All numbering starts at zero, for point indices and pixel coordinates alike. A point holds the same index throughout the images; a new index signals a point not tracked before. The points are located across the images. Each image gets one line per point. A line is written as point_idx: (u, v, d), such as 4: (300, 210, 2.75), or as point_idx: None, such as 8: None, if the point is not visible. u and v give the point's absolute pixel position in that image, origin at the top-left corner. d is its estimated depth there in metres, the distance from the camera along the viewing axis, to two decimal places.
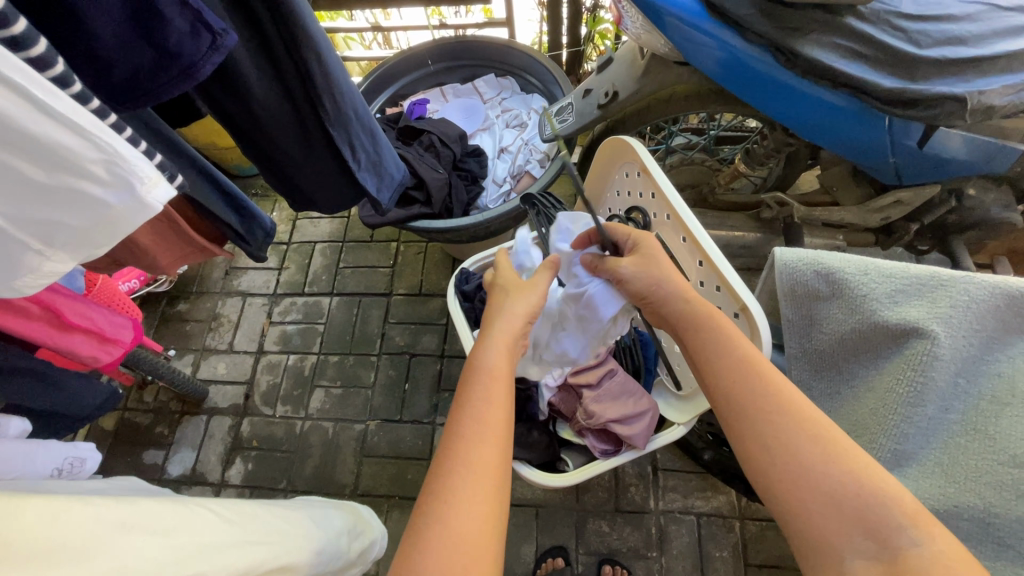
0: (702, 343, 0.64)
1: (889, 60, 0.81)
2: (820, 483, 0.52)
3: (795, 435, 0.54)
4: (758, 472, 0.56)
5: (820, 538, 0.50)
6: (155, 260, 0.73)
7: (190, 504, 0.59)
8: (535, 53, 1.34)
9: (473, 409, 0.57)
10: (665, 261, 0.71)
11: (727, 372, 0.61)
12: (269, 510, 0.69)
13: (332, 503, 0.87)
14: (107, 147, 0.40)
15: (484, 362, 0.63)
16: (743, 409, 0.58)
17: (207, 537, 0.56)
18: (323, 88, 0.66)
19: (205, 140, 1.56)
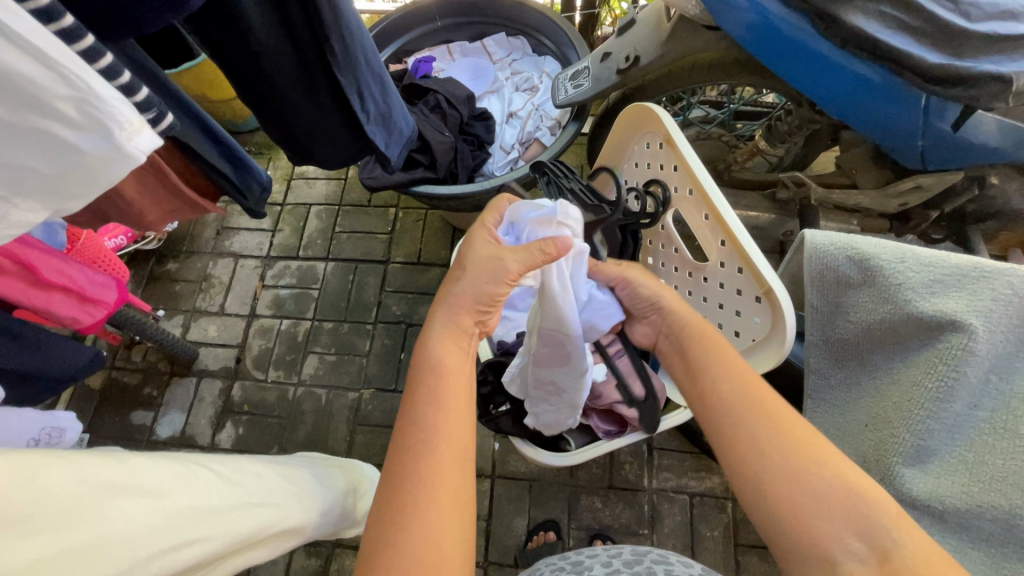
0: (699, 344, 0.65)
1: (936, 33, 0.76)
2: (803, 478, 0.51)
3: (773, 428, 0.54)
4: (749, 474, 0.54)
5: (810, 533, 0.49)
6: (142, 214, 0.67)
7: (186, 464, 0.55)
8: (550, 12, 1.27)
9: (428, 406, 0.54)
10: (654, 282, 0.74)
11: (724, 394, 0.59)
12: (268, 469, 0.67)
13: (336, 460, 0.85)
14: (80, 83, 0.34)
15: (435, 359, 0.58)
16: (731, 407, 0.58)
17: (203, 500, 0.53)
18: (332, 30, 0.60)
19: (197, 91, 1.47)
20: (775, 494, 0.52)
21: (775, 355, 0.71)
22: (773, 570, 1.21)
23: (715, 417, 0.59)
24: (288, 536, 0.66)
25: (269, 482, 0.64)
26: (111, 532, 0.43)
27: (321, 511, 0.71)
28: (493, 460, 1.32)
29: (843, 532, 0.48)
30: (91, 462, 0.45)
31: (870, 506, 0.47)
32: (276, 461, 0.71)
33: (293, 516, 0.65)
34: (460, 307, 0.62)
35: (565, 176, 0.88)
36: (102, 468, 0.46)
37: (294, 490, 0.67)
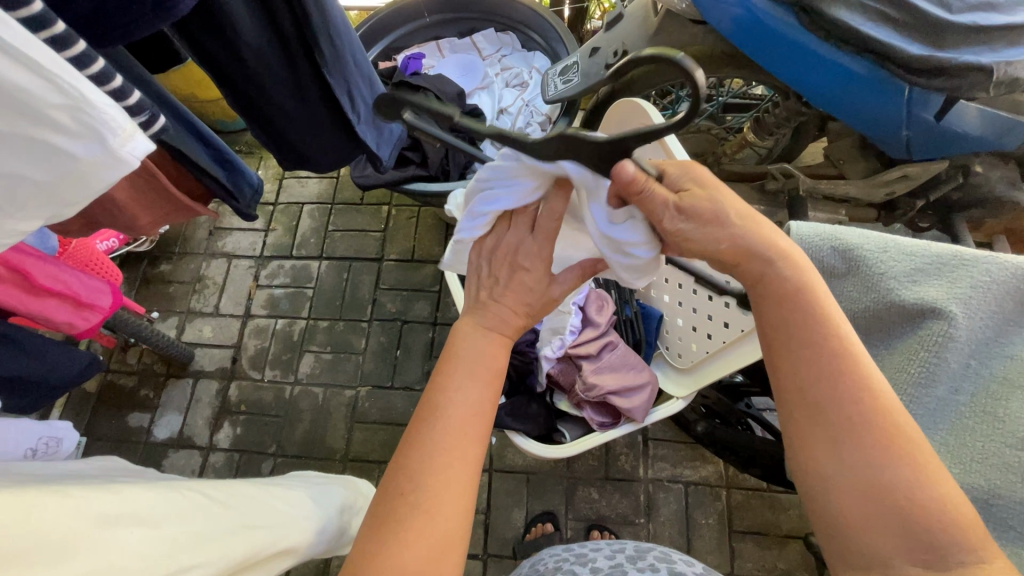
0: (794, 301, 0.52)
1: (917, 25, 0.78)
2: (875, 477, 0.47)
3: (855, 413, 0.48)
4: (818, 453, 0.49)
5: (847, 528, 0.47)
6: (133, 219, 0.67)
7: (183, 492, 0.57)
8: (539, 8, 1.27)
9: (458, 402, 0.54)
10: (732, 200, 0.54)
11: (805, 360, 0.51)
12: (264, 491, 0.67)
13: (335, 478, 0.84)
14: (71, 90, 0.34)
15: (486, 355, 0.58)
16: (806, 381, 0.51)
17: (200, 526, 0.54)
18: (320, 31, 0.61)
19: (186, 91, 1.47)
20: (831, 489, 0.48)
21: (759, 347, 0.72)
22: (767, 555, 1.23)
23: (793, 383, 0.51)
24: (285, 557, 0.65)
25: (264, 503, 0.64)
26: (103, 562, 0.45)
27: (319, 531, 0.69)
28: (491, 454, 1.33)
29: (892, 546, 0.45)
30: (85, 496, 0.47)
31: (951, 525, 0.44)
32: (273, 484, 0.72)
33: (291, 537, 0.64)
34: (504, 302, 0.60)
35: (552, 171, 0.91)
36: (89, 501, 0.47)
37: (291, 511, 0.67)
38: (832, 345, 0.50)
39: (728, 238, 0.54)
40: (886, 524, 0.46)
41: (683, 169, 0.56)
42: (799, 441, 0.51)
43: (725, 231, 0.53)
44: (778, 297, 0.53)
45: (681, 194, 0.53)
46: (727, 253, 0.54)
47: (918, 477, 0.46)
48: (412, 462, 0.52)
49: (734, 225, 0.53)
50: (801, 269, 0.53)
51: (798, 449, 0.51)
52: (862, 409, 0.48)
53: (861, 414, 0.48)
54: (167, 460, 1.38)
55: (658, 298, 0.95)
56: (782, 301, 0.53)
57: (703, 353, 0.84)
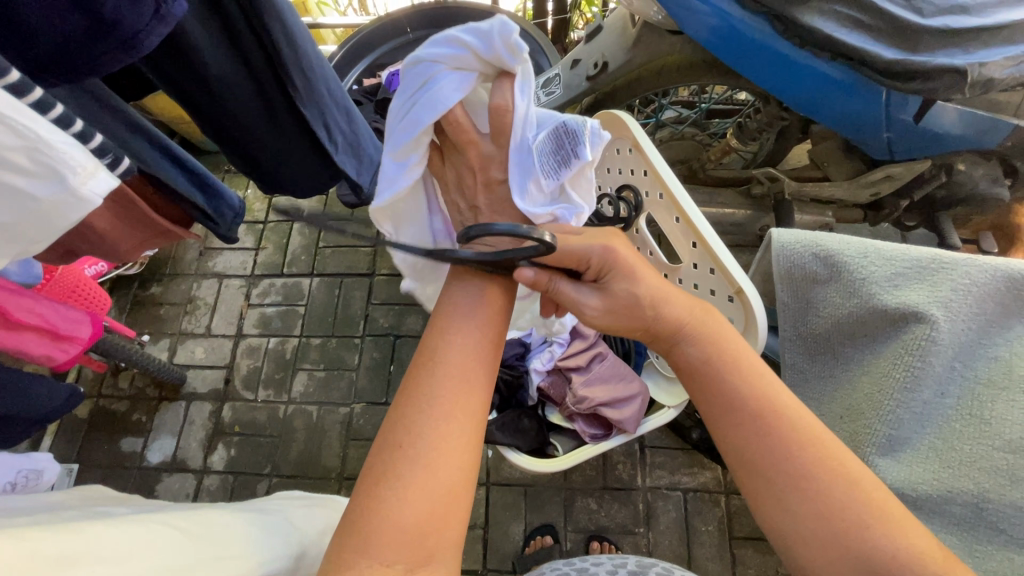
0: (709, 375, 0.56)
1: (890, 30, 0.78)
2: (827, 523, 0.47)
3: (787, 464, 0.50)
4: (771, 497, 0.50)
5: (811, 566, 0.48)
6: (116, 246, 0.65)
7: (149, 529, 0.55)
8: (520, 21, 1.28)
9: (459, 348, 0.54)
10: (646, 288, 0.59)
11: (730, 424, 0.54)
12: (240, 516, 0.65)
13: (315, 501, 0.83)
14: (27, 131, 0.34)
15: (482, 303, 0.58)
16: (738, 446, 0.53)
17: (161, 560, 0.51)
18: (292, 65, 0.61)
19: (171, 113, 1.47)
20: (791, 532, 0.49)
21: None
22: (769, 561, 1.22)
23: (728, 448, 0.54)
24: None
25: (236, 533, 0.62)
26: None
27: (301, 556, 0.66)
28: (488, 468, 1.32)
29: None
30: (39, 538, 0.46)
31: (913, 559, 0.44)
32: (247, 512, 0.69)
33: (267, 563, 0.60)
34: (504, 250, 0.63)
35: None
36: (45, 543, 0.46)
37: (271, 529, 0.66)
38: (753, 410, 0.53)
39: (640, 324, 0.60)
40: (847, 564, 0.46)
41: (608, 255, 0.59)
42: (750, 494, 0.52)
43: (637, 322, 0.60)
44: (693, 371, 0.57)
45: (605, 291, 0.60)
46: (644, 334, 0.61)
47: (868, 518, 0.46)
48: (412, 409, 0.50)
49: (642, 314, 0.59)
50: (711, 342, 0.57)
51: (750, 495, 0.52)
52: (795, 462, 0.50)
53: (795, 465, 0.50)
54: (161, 485, 1.37)
55: None
56: (702, 372, 0.56)
57: None
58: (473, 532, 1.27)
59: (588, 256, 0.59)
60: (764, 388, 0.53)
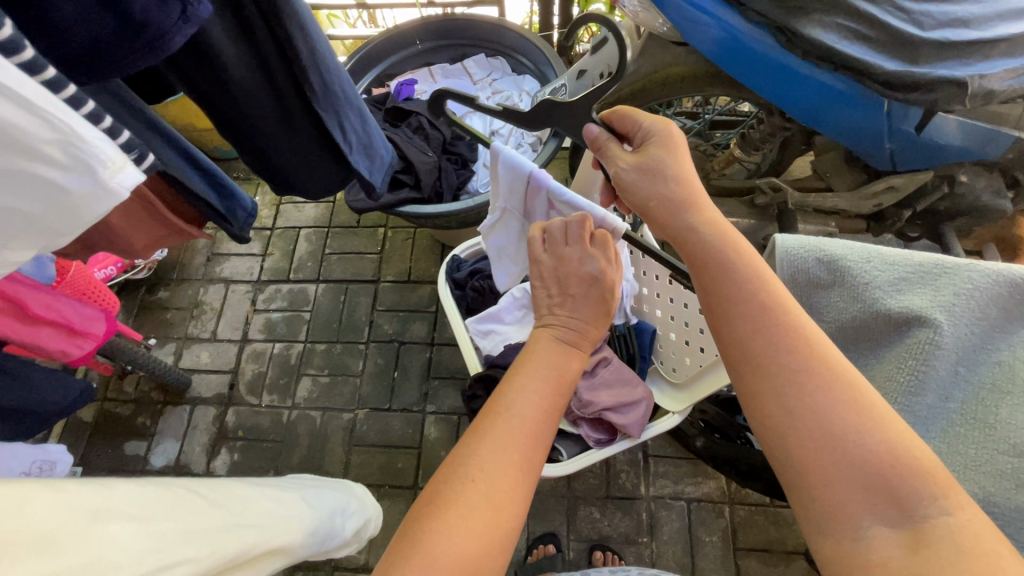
0: (720, 263, 0.55)
1: (891, 42, 0.80)
2: (823, 427, 0.46)
3: (787, 358, 0.49)
4: (769, 389, 0.49)
5: (805, 473, 0.46)
6: (129, 244, 0.68)
7: (174, 491, 0.55)
8: (527, 33, 1.31)
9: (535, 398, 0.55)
10: (677, 163, 0.63)
11: (746, 305, 0.52)
12: (257, 495, 0.66)
13: (327, 481, 0.84)
14: (63, 126, 0.35)
15: (559, 364, 0.60)
16: (744, 340, 0.51)
17: (189, 524, 0.52)
18: (309, 67, 0.63)
19: (183, 121, 1.50)
20: (788, 437, 0.47)
21: None
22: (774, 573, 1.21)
23: (730, 329, 0.52)
24: (275, 556, 0.63)
25: (254, 507, 0.63)
26: (102, 555, 0.42)
27: (309, 531, 0.69)
28: None
29: (858, 502, 0.43)
30: (77, 492, 0.45)
31: (912, 472, 0.42)
32: (265, 487, 0.70)
33: (280, 536, 0.63)
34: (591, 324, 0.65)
35: None
36: (83, 497, 0.45)
37: (284, 513, 0.67)
38: (769, 302, 0.51)
39: (660, 195, 0.62)
40: (842, 477, 0.44)
41: (657, 125, 0.66)
42: (744, 390, 0.51)
43: (656, 189, 0.63)
44: (701, 260, 0.57)
45: (642, 153, 0.65)
46: (655, 209, 0.63)
47: (870, 425, 0.44)
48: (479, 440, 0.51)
49: (667, 184, 0.62)
50: (729, 238, 0.56)
51: (749, 396, 0.51)
52: (793, 357, 0.48)
53: (799, 353, 0.48)
54: None
55: (650, 313, 0.96)
56: (711, 264, 0.56)
57: (698, 368, 0.86)
58: None
59: (641, 120, 0.67)
60: (774, 283, 0.52)
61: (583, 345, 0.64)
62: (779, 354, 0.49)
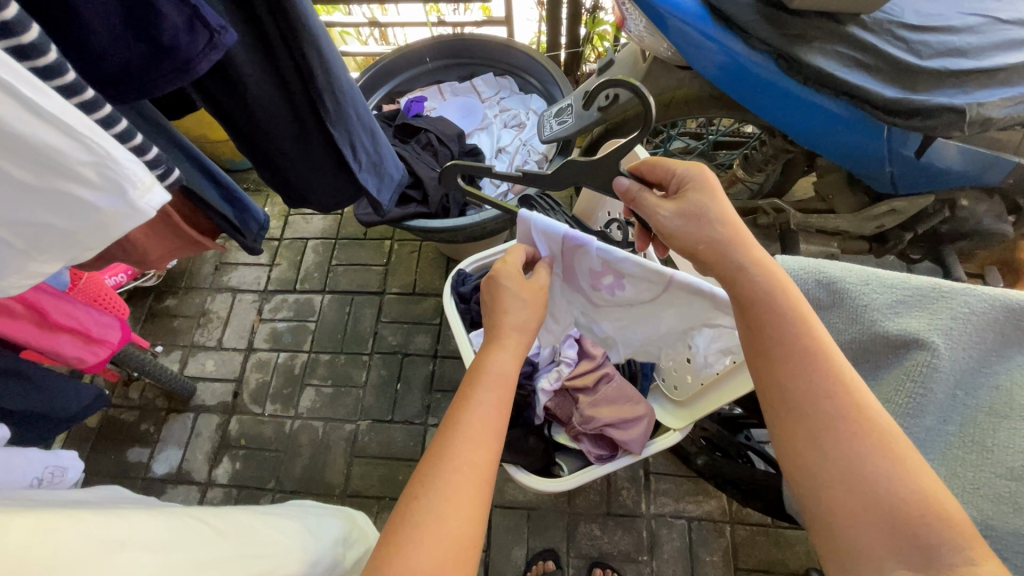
0: (762, 305, 0.55)
1: (890, 69, 0.82)
2: (853, 471, 0.47)
3: (825, 402, 0.50)
4: (805, 433, 0.50)
5: (829, 513, 0.47)
6: (145, 254, 0.69)
7: (184, 518, 0.57)
8: (535, 53, 1.34)
9: (478, 408, 0.55)
10: (720, 207, 0.60)
11: (783, 351, 0.53)
12: (255, 524, 0.63)
13: (328, 509, 0.79)
14: (99, 149, 0.37)
15: (493, 366, 0.59)
16: (781, 380, 0.52)
17: (199, 553, 0.53)
18: (324, 88, 0.65)
19: (197, 132, 1.53)
20: (818, 481, 0.48)
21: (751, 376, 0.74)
22: None
23: (769, 373, 0.53)
24: None
25: (251, 535, 0.60)
26: None
27: (315, 563, 0.64)
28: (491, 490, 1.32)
29: (882, 546, 0.44)
30: (97, 520, 0.49)
31: (937, 519, 0.43)
32: (273, 514, 0.69)
33: (285, 567, 0.59)
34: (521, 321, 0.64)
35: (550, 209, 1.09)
36: (100, 526, 0.49)
37: (281, 542, 0.62)
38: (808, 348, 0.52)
39: (708, 238, 0.59)
40: (870, 518, 0.45)
41: (691, 171, 0.63)
42: (777, 428, 0.52)
43: (702, 232, 0.60)
44: (747, 299, 0.56)
45: (680, 199, 0.62)
46: (705, 251, 0.60)
47: (901, 476, 0.45)
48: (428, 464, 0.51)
49: (715, 228, 0.59)
50: (776, 278, 0.56)
51: (783, 439, 0.52)
52: (832, 401, 0.49)
53: (834, 399, 0.49)
54: (164, 496, 1.37)
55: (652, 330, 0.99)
56: (754, 303, 0.56)
57: (698, 386, 0.86)
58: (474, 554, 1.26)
59: (673, 167, 0.65)
60: (817, 328, 0.53)
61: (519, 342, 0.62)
62: (815, 398, 0.50)
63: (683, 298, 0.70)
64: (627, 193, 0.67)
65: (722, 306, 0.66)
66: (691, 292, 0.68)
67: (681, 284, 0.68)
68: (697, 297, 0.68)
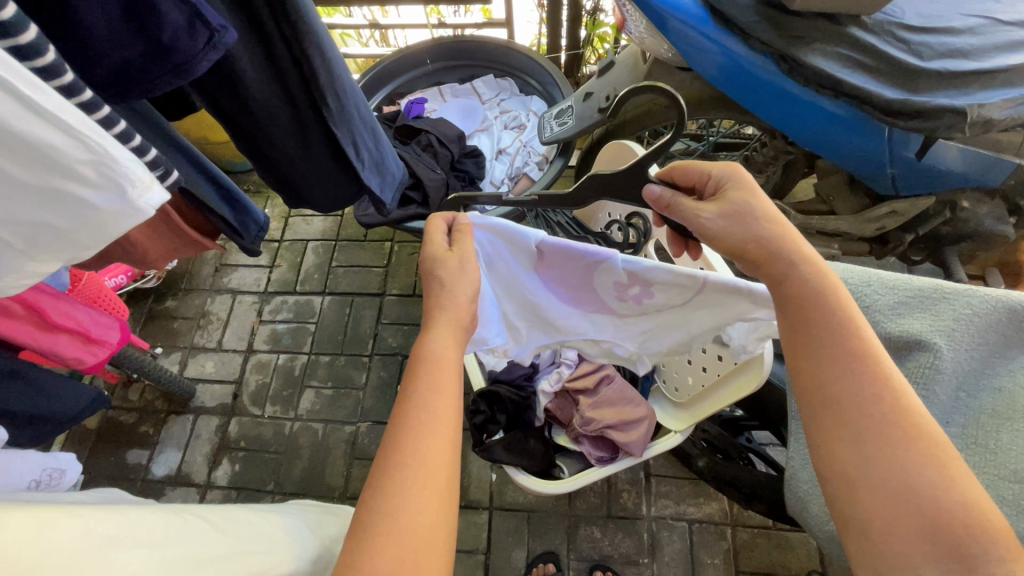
0: (810, 304, 0.53)
1: (890, 70, 0.82)
2: (897, 475, 0.45)
3: (871, 405, 0.48)
4: (847, 435, 0.48)
5: (867, 519, 0.46)
6: (145, 253, 0.69)
7: (180, 516, 0.57)
8: (535, 55, 1.34)
9: (420, 398, 0.53)
10: (762, 204, 0.58)
11: (829, 351, 0.51)
12: (253, 521, 0.62)
13: (327, 507, 0.78)
14: (97, 147, 0.37)
15: (430, 352, 0.57)
16: (826, 381, 0.51)
17: (197, 548, 0.53)
18: (326, 87, 0.65)
19: (198, 134, 1.53)
20: (857, 485, 0.47)
21: (756, 377, 0.73)
22: None
23: (812, 374, 0.52)
24: None
25: (248, 530, 0.59)
26: None
27: (316, 559, 0.62)
28: (491, 492, 1.31)
29: (919, 553, 0.43)
30: (94, 518, 0.49)
31: (983, 530, 0.42)
32: (268, 512, 0.68)
33: (285, 561, 0.58)
34: (453, 296, 0.60)
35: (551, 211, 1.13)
36: (96, 524, 0.49)
37: (280, 536, 0.62)
38: (855, 349, 0.50)
39: (756, 237, 0.57)
40: (909, 525, 0.44)
41: (728, 171, 0.61)
42: (814, 428, 0.51)
43: (750, 231, 0.57)
44: (795, 298, 0.54)
45: (721, 198, 0.60)
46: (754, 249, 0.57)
47: (947, 484, 0.44)
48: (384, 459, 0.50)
49: (762, 226, 0.57)
50: (830, 280, 0.54)
51: (821, 441, 0.50)
52: (879, 405, 0.48)
53: (882, 403, 0.48)
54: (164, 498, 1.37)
55: None
56: (805, 301, 0.54)
57: (699, 388, 0.86)
58: (475, 557, 1.25)
59: (706, 170, 0.62)
60: (866, 330, 0.51)
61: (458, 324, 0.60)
62: (861, 401, 0.48)
63: (716, 300, 0.66)
64: (660, 199, 0.63)
65: (763, 301, 0.63)
66: (726, 291, 0.64)
67: (716, 286, 0.64)
68: (732, 296, 0.65)
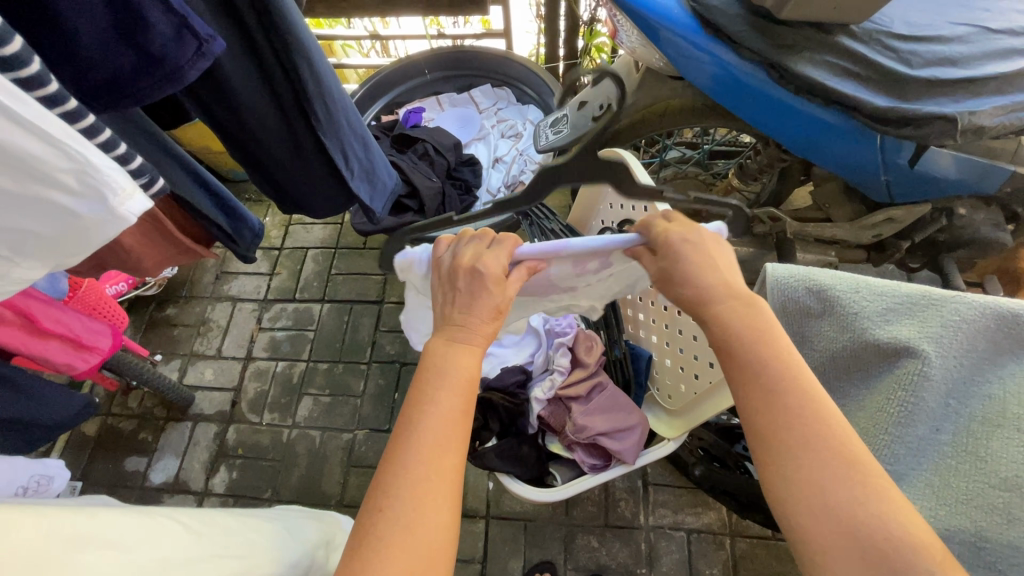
0: (740, 346, 0.52)
1: (880, 78, 0.82)
2: (836, 508, 0.44)
3: (811, 434, 0.46)
4: (784, 470, 0.47)
5: (805, 539, 0.45)
6: (140, 261, 0.69)
7: (155, 518, 0.56)
8: (533, 66, 1.36)
9: (428, 412, 0.50)
10: (715, 265, 0.58)
11: (760, 390, 0.49)
12: (236, 525, 0.63)
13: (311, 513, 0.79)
14: (78, 156, 0.37)
15: (449, 365, 0.54)
16: (761, 421, 0.49)
17: (166, 551, 0.53)
18: (315, 96, 0.66)
19: (200, 144, 1.55)
20: (798, 518, 0.46)
21: None
22: None
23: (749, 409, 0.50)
24: None
25: (226, 536, 0.59)
26: None
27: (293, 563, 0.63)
28: (488, 500, 1.31)
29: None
30: (62, 518, 0.49)
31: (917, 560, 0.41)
32: (252, 515, 0.68)
33: (262, 566, 0.59)
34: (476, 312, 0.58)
35: (545, 219, 1.10)
36: (68, 524, 0.49)
37: (260, 540, 0.62)
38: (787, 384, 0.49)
39: (698, 292, 0.56)
40: (848, 556, 0.43)
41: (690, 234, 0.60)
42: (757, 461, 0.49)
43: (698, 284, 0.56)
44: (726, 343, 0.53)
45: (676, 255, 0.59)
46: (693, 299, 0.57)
47: (886, 516, 0.43)
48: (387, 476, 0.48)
49: (710, 281, 0.56)
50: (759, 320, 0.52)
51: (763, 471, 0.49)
52: (811, 441, 0.46)
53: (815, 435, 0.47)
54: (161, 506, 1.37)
55: (647, 339, 0.97)
56: (733, 348, 0.52)
57: (693, 395, 0.86)
58: (471, 567, 1.24)
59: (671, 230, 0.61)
60: (794, 365, 0.50)
61: (479, 339, 0.57)
62: (797, 438, 0.47)
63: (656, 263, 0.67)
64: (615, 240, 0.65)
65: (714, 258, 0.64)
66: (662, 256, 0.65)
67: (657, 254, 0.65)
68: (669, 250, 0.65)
